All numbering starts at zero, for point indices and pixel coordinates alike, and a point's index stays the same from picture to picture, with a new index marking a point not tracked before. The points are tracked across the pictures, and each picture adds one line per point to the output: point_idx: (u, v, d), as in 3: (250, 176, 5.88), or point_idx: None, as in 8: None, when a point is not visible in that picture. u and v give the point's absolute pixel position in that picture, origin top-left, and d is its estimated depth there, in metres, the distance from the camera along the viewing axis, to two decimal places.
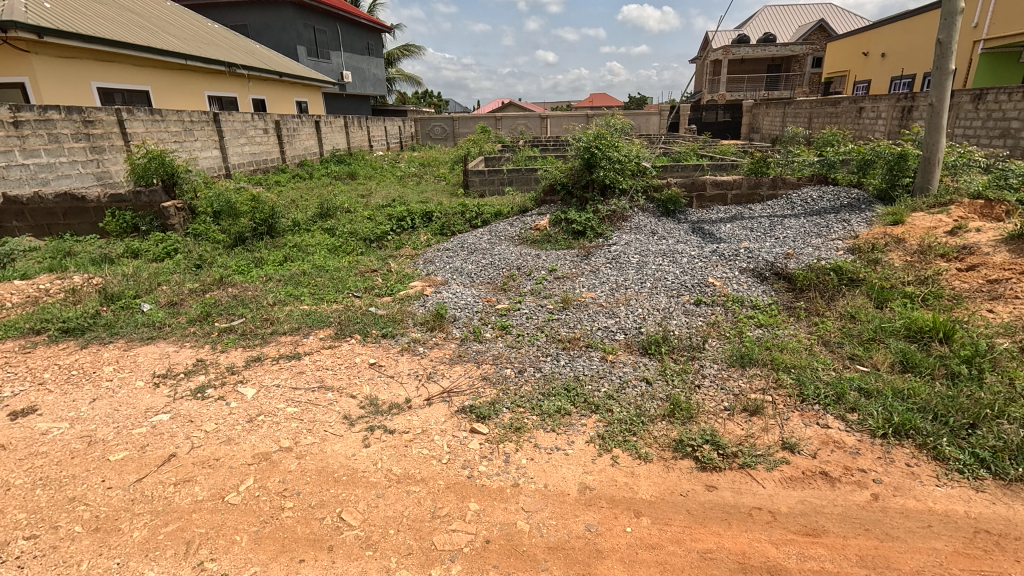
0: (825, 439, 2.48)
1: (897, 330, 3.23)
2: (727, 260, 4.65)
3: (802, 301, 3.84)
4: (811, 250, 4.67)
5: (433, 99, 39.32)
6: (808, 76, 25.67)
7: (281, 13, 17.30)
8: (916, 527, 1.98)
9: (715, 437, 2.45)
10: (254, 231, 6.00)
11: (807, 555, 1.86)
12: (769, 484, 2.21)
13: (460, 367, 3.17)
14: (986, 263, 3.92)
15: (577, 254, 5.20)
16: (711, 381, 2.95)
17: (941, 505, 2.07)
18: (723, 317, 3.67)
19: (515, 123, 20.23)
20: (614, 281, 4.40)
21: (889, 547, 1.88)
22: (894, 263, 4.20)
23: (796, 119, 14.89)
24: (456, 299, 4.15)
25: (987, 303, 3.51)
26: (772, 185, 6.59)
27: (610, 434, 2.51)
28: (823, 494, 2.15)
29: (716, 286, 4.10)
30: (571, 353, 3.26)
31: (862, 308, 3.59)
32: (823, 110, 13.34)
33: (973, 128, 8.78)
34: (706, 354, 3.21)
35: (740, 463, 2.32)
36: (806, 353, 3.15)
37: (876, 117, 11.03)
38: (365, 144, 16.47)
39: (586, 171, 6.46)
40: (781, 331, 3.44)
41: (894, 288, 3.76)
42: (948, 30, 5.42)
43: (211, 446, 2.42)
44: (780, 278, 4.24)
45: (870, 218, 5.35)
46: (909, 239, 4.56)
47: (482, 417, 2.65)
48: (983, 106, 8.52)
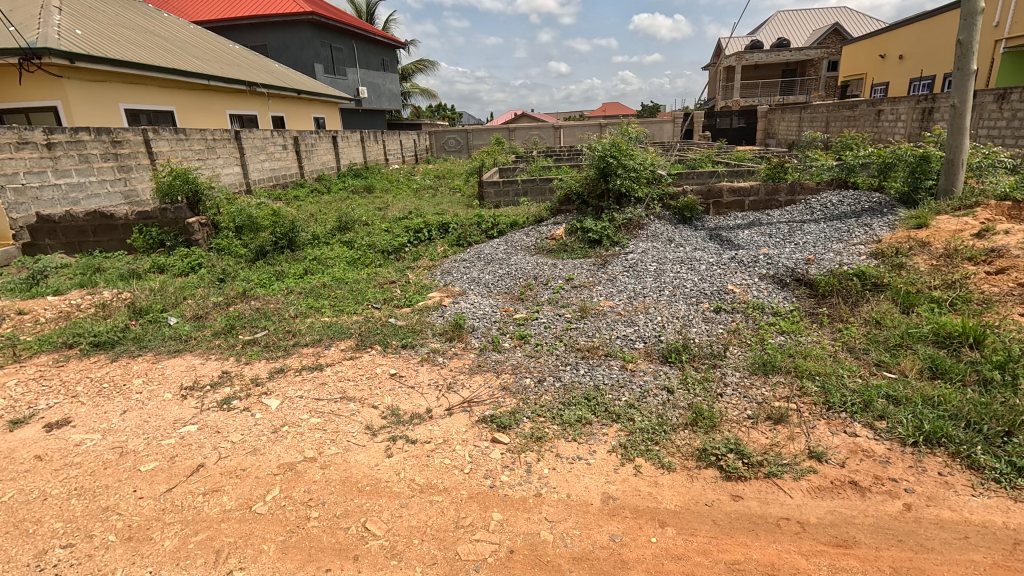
0: (854, 447, 2.43)
1: (925, 335, 3.16)
2: (745, 266, 4.61)
3: (826, 307, 3.79)
4: (832, 255, 4.61)
5: (447, 112, 40.25)
6: (825, 80, 25.35)
7: (299, 32, 17.75)
8: (952, 538, 1.92)
9: (739, 445, 2.42)
10: (276, 245, 6.13)
11: (839, 567, 1.81)
12: (797, 494, 2.17)
13: (480, 378, 3.18)
14: (1016, 266, 3.80)
15: (594, 263, 5.20)
16: (734, 389, 2.92)
17: (978, 516, 2.01)
18: (744, 325, 3.64)
19: (528, 134, 20.38)
20: (632, 290, 4.38)
21: (925, 559, 1.83)
22: (919, 267, 4.11)
23: (812, 123, 14.74)
24: (474, 309, 4.18)
25: (1019, 307, 3.41)
26: (791, 191, 6.53)
27: (632, 444, 2.49)
28: (853, 504, 2.11)
29: (736, 293, 4.07)
30: (590, 362, 3.26)
31: (888, 313, 3.52)
32: (840, 114, 13.23)
33: (997, 129, 8.70)
34: (727, 362, 3.18)
35: (766, 472, 2.29)
36: (831, 360, 3.10)
37: (896, 120, 10.88)
38: (382, 158, 16.71)
39: (601, 181, 6.46)
40: (804, 338, 3.39)
41: (920, 293, 3.68)
42: (969, 31, 5.32)
43: (238, 456, 2.47)
44: (801, 285, 4.19)
45: (893, 222, 5.26)
46: (934, 242, 4.47)
47: (503, 427, 2.65)
48: (1007, 106, 8.44)
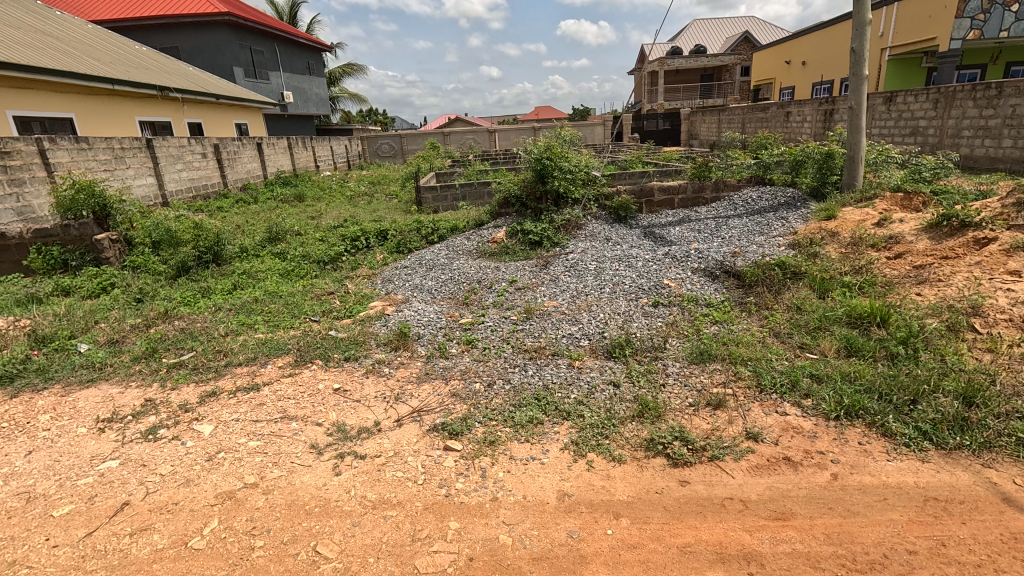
0: (785, 426, 2.60)
1: (840, 317, 3.45)
2: (679, 261, 4.84)
3: (752, 296, 4.05)
4: (755, 247, 4.94)
5: (378, 117, 39.44)
6: (739, 84, 27.12)
7: (215, 34, 16.75)
8: (873, 500, 2.10)
9: (683, 433, 2.53)
10: (199, 260, 5.74)
11: (779, 539, 1.93)
12: (739, 474, 2.30)
13: (428, 386, 3.12)
14: (911, 250, 4.20)
15: (536, 264, 5.26)
16: (675, 379, 3.05)
17: (894, 478, 2.21)
18: (681, 317, 3.81)
19: (464, 138, 20.35)
20: (574, 289, 4.48)
21: (853, 523, 1.99)
22: (830, 255, 4.49)
23: (730, 125, 15.74)
24: (419, 316, 4.11)
25: (915, 287, 3.72)
26: (715, 189, 6.94)
27: (584, 439, 2.54)
28: (788, 478, 2.25)
29: (672, 287, 4.26)
30: (538, 362, 3.29)
31: (807, 299, 3.81)
32: (754, 116, 14.22)
33: (888, 128, 10.68)
34: (667, 354, 3.31)
35: (709, 456, 2.40)
36: (760, 345, 3.32)
37: (802, 121, 11.85)
38: (312, 165, 16.08)
39: (539, 183, 6.56)
40: (735, 326, 3.60)
41: (833, 279, 4.01)
42: (860, 40, 5.89)
43: (169, 489, 2.28)
44: (729, 276, 4.45)
45: (806, 215, 5.72)
46: (842, 232, 4.89)
47: (455, 434, 2.62)
48: (894, 107, 10.40)
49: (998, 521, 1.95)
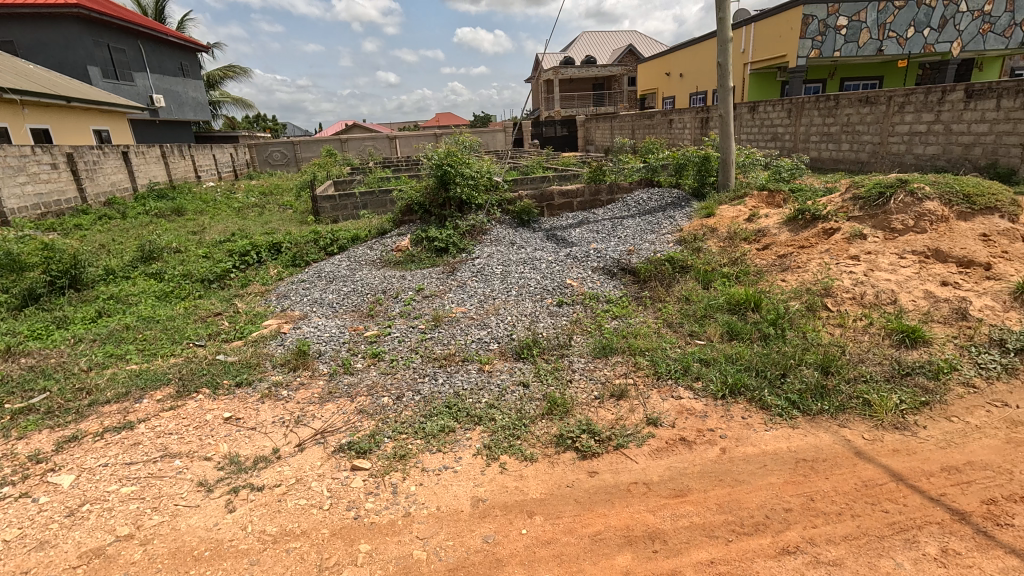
0: (680, 408, 2.81)
1: (721, 305, 3.79)
2: (580, 261, 5.05)
3: (647, 291, 4.33)
4: (647, 245, 5.30)
5: (267, 123, 36.96)
6: (627, 94, 28.98)
7: (61, 28, 14.70)
8: (756, 468, 2.33)
9: (590, 425, 2.63)
10: (52, 286, 4.98)
11: (679, 515, 2.08)
12: (641, 459, 2.44)
13: (333, 405, 2.96)
14: (775, 242, 4.73)
15: (442, 271, 5.22)
16: (581, 374, 3.17)
17: (771, 446, 2.46)
18: (583, 314, 3.98)
19: (363, 145, 19.69)
20: (481, 294, 4.49)
21: (739, 491, 2.19)
22: (711, 249, 4.93)
23: (621, 131, 16.77)
24: (319, 332, 3.89)
25: (780, 274, 4.19)
26: (610, 191, 7.34)
27: (496, 442, 2.56)
28: (684, 457, 2.43)
29: (574, 286, 4.44)
30: (448, 370, 3.25)
31: (693, 290, 4.15)
32: (642, 123, 15.29)
33: (753, 134, 12.00)
34: (573, 350, 3.44)
35: (614, 445, 2.53)
36: (656, 336, 3.55)
37: (683, 127, 12.93)
38: (191, 175, 14.66)
39: (441, 189, 6.51)
40: (633, 319, 3.83)
41: (714, 271, 4.40)
42: (724, 54, 6.57)
43: (17, 557, 1.94)
44: (626, 273, 4.73)
45: (690, 213, 6.24)
46: (719, 228, 5.39)
47: (362, 452, 2.51)
48: (757, 116, 11.72)
49: (852, 472, 2.25)
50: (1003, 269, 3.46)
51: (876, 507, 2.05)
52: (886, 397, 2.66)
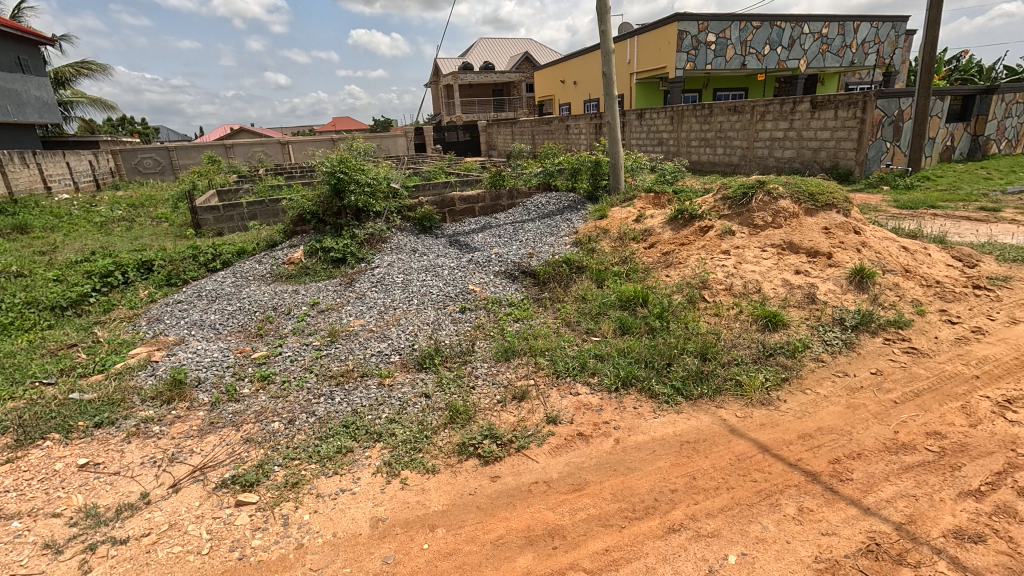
0: (578, 404, 2.92)
1: (614, 302, 4.01)
2: (482, 266, 5.08)
3: (546, 292, 4.46)
4: (546, 247, 5.47)
5: (136, 127, 33.11)
6: (526, 100, 29.76)
7: None
8: (646, 454, 2.49)
9: (492, 430, 2.65)
10: None
11: (577, 508, 2.16)
12: (541, 458, 2.50)
13: (215, 437, 2.71)
14: (660, 240, 5.10)
15: (339, 283, 5.00)
16: (484, 379, 3.19)
17: (659, 432, 2.64)
18: (486, 319, 4.01)
19: (251, 151, 18.32)
20: (381, 305, 4.36)
21: (631, 478, 2.32)
22: (604, 249, 5.22)
23: (521, 136, 17.19)
24: (199, 358, 3.54)
25: (665, 270, 4.52)
26: (510, 196, 7.49)
27: (397, 458, 2.49)
28: (581, 452, 2.53)
29: (477, 291, 4.46)
30: (345, 388, 3.11)
31: (589, 289, 4.35)
32: (541, 128, 15.82)
33: (641, 140, 12.87)
34: (476, 356, 3.45)
35: (516, 447, 2.57)
36: (555, 335, 3.67)
37: (579, 133, 13.57)
38: (39, 186, 12.72)
39: (335, 198, 6.23)
40: (534, 321, 3.93)
41: (607, 270, 4.65)
42: (609, 65, 6.97)
43: None
44: (526, 275, 4.84)
45: (585, 216, 6.54)
46: (611, 229, 5.71)
47: (249, 485, 2.32)
48: (644, 122, 12.58)
49: (727, 448, 2.48)
50: (842, 257, 4.01)
51: (747, 478, 2.27)
52: (753, 376, 2.97)
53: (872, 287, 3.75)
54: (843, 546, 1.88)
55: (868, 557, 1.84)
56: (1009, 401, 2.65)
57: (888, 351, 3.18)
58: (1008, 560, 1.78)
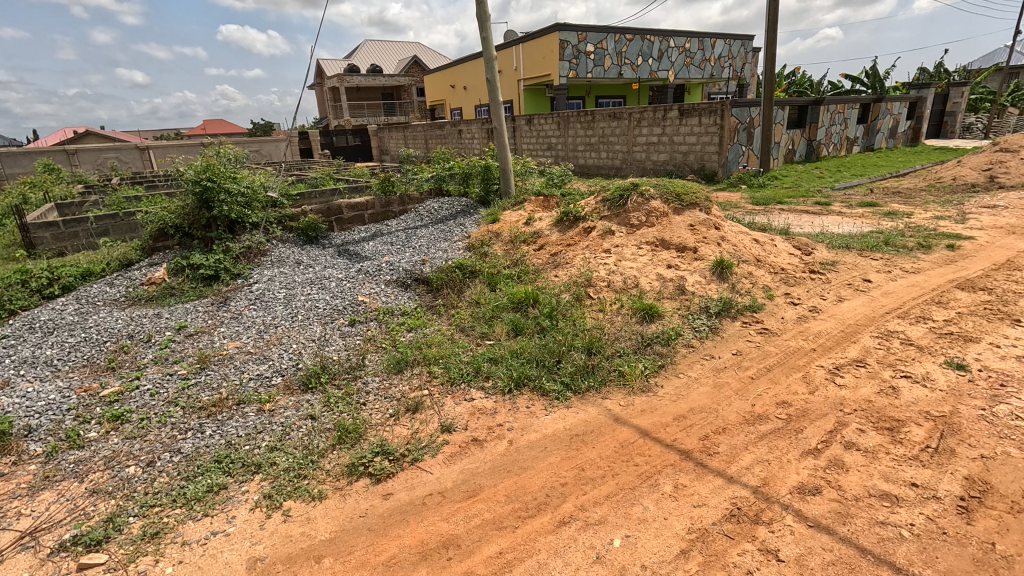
0: (472, 410, 2.92)
1: (506, 305, 4.07)
2: (372, 276, 4.91)
3: (440, 299, 4.42)
4: (440, 253, 5.43)
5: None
6: (418, 104, 29.38)
7: None
8: (538, 452, 2.55)
9: (384, 446, 2.57)
10: None
11: (472, 515, 2.15)
12: (436, 468, 2.46)
13: (51, 493, 2.32)
14: (548, 241, 5.28)
15: (211, 302, 4.54)
16: (375, 394, 3.07)
17: (550, 429, 2.72)
18: (377, 330, 3.87)
19: (101, 158, 16.07)
20: (260, 324, 4.02)
21: (524, 477, 2.37)
22: (496, 252, 5.30)
23: (414, 141, 16.93)
24: (29, 402, 3.01)
25: (554, 270, 4.70)
26: (401, 202, 7.33)
27: (278, 489, 2.31)
28: (476, 457, 2.53)
29: (367, 302, 4.29)
30: (218, 419, 2.83)
31: (482, 293, 4.38)
32: (433, 133, 15.75)
33: (532, 145, 13.24)
34: (366, 371, 3.31)
35: (409, 460, 2.50)
36: (449, 342, 3.64)
37: (472, 137, 13.80)
38: None
39: (203, 209, 5.61)
40: (427, 329, 3.86)
41: (499, 273, 4.73)
42: (492, 71, 7.06)
43: None
44: (419, 283, 4.76)
45: (478, 220, 6.60)
46: (503, 232, 5.81)
47: (96, 544, 2.02)
48: (533, 127, 12.98)
49: (612, 437, 2.62)
50: (706, 251, 4.44)
51: (630, 463, 2.42)
52: (634, 366, 3.18)
53: (731, 276, 4.20)
54: (710, 515, 2.07)
55: (731, 521, 2.04)
56: (837, 368, 3.11)
57: (745, 333, 3.58)
58: (837, 506, 2.08)
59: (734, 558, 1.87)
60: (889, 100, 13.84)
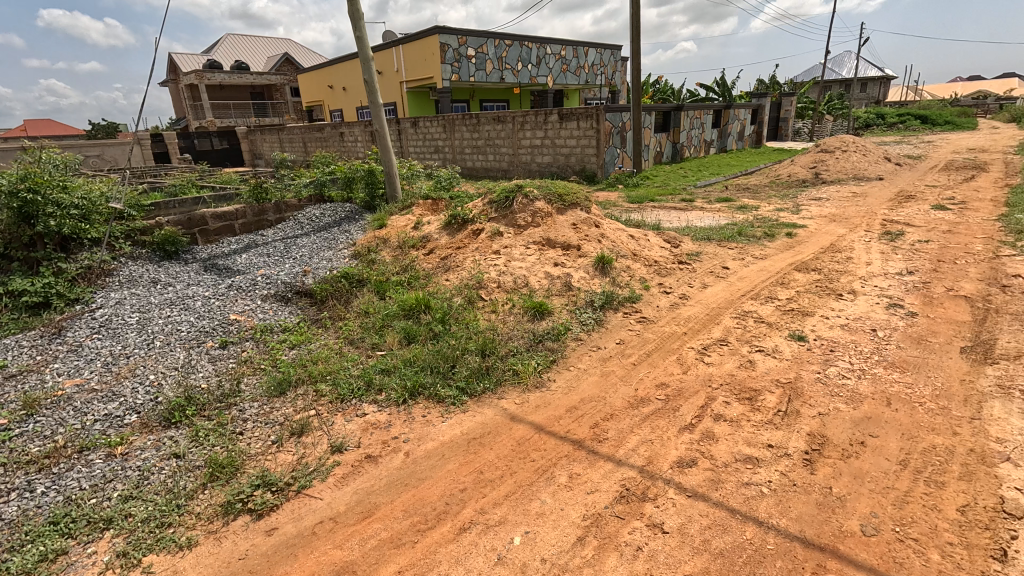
0: (364, 425, 2.78)
1: (397, 313, 3.95)
2: (246, 292, 4.48)
3: (326, 311, 4.16)
4: (323, 263, 5.12)
5: None
6: (293, 104, 27.55)
7: None
8: (435, 461, 2.50)
9: (265, 476, 2.35)
10: None
11: (368, 537, 2.05)
12: (326, 493, 2.31)
13: None
14: (438, 245, 5.22)
15: (40, 334, 3.83)
16: (253, 421, 2.80)
17: (447, 436, 2.67)
18: (254, 351, 3.54)
19: None
20: (107, 354, 3.48)
21: (422, 489, 2.31)
22: (385, 259, 5.13)
23: (290, 144, 15.85)
24: None
25: (445, 274, 4.65)
26: (277, 210, 6.81)
27: (135, 544, 2.01)
28: (370, 475, 2.42)
29: (241, 321, 3.90)
30: (53, 472, 2.39)
31: (371, 302, 4.20)
32: (312, 135, 14.89)
33: (419, 148, 13.04)
34: (243, 397, 3.01)
35: (296, 489, 2.32)
36: (337, 357, 3.43)
37: (355, 140, 13.30)
38: None
39: (25, 225, 4.61)
40: (312, 345, 3.61)
41: (388, 280, 4.58)
42: (369, 72, 6.79)
43: None
44: (301, 296, 4.44)
45: (364, 226, 6.35)
46: (391, 238, 5.64)
47: None
48: (418, 130, 12.78)
49: (509, 436, 2.65)
50: (588, 248, 4.68)
51: (527, 460, 2.46)
52: (528, 364, 3.25)
53: (611, 271, 4.47)
54: (603, 499, 2.18)
55: (621, 503, 2.16)
56: (705, 348, 3.44)
57: (626, 323, 3.83)
58: (710, 474, 2.29)
59: (625, 537, 1.98)
60: (736, 108, 15.69)
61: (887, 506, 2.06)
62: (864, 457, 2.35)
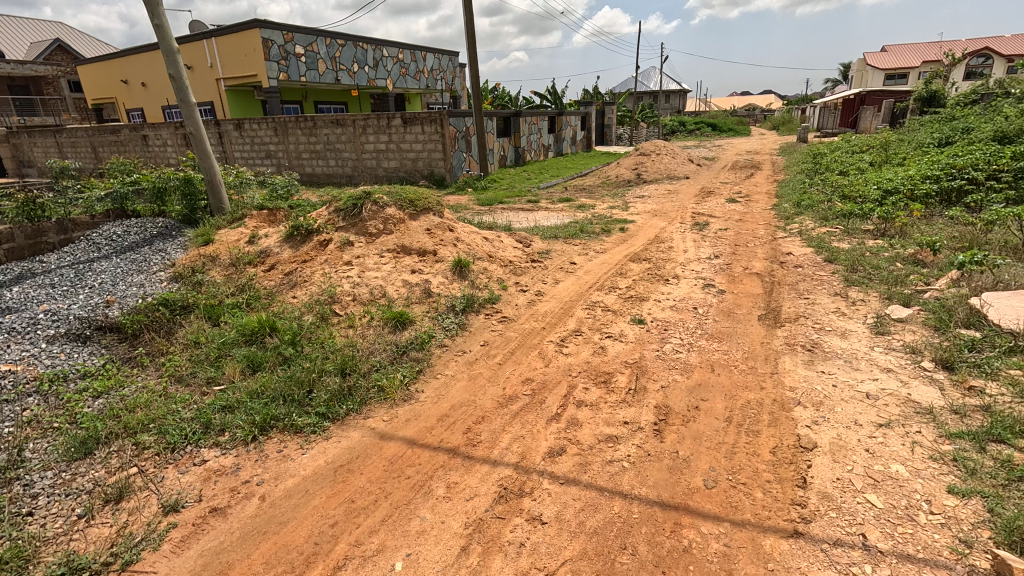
0: (205, 474, 2.40)
1: (236, 340, 3.48)
2: (21, 334, 3.57)
3: (141, 347, 3.50)
4: (133, 290, 4.31)
5: None
6: (72, 101, 22.82)
7: None
8: (298, 498, 2.25)
9: (71, 562, 1.89)
10: None
11: None
12: (161, 564, 1.94)
13: None
14: (279, 260, 4.75)
15: None
16: (47, 496, 2.23)
17: (309, 468, 2.43)
18: (40, 407, 2.82)
19: None
20: None
21: (285, 533, 2.07)
22: (215, 280, 4.51)
23: (74, 150, 13.11)
24: None
25: (290, 291, 4.25)
26: (61, 229, 5.56)
27: None
28: (219, 530, 2.09)
29: (16, 371, 3.09)
30: None
31: (201, 331, 3.65)
32: (104, 139, 12.50)
33: (246, 152, 11.74)
34: (28, 468, 2.38)
35: (118, 568, 1.91)
36: (161, 399, 2.91)
37: (163, 144, 11.52)
38: None
39: None
40: (126, 390, 3.01)
41: (221, 303, 4.03)
42: (175, 66, 5.88)
43: None
44: (105, 332, 3.67)
45: (185, 243, 5.51)
46: (220, 255, 4.98)
47: None
48: (244, 133, 11.50)
49: (379, 456, 2.50)
50: (444, 253, 4.66)
51: (401, 478, 2.35)
52: (393, 377, 3.12)
53: (469, 273, 4.52)
54: (483, 503, 2.17)
55: (501, 503, 2.18)
56: (563, 340, 3.66)
57: (489, 324, 3.90)
58: (579, 458, 2.43)
59: (508, 537, 2.00)
60: (567, 114, 17.01)
61: (721, 459, 2.40)
62: (700, 419, 2.70)
